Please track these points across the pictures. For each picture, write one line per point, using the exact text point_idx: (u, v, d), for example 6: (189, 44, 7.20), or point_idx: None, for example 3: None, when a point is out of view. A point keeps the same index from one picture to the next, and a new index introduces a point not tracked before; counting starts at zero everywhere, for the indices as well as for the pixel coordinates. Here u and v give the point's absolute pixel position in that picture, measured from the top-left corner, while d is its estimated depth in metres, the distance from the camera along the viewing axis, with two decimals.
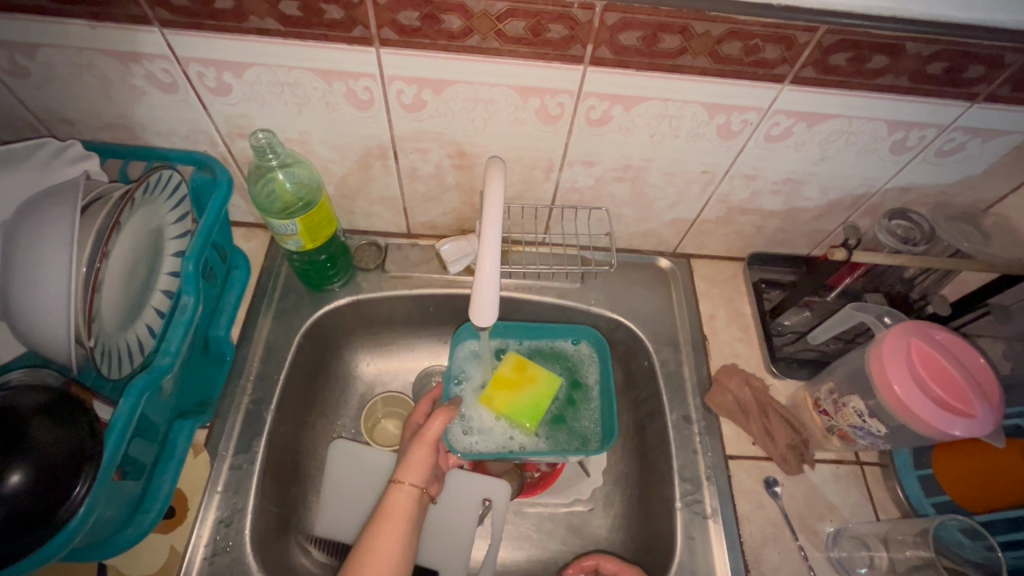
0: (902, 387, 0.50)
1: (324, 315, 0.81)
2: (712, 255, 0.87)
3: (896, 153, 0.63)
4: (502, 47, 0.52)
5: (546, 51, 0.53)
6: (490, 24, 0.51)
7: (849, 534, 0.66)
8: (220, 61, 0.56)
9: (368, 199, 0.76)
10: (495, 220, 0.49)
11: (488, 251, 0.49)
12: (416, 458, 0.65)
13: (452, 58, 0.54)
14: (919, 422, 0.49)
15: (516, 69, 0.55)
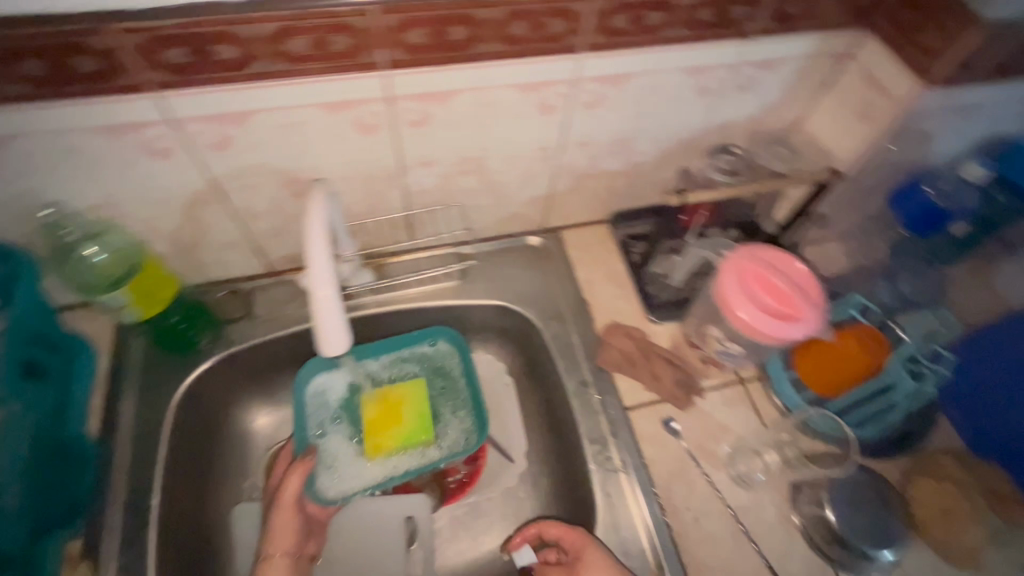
0: (746, 311, 0.57)
1: (198, 378, 0.74)
2: (577, 224, 0.91)
3: (701, 96, 0.70)
4: (293, 68, 0.51)
5: (337, 64, 0.52)
6: (273, 49, 0.49)
7: (743, 449, 0.73)
8: None
9: (209, 249, 0.71)
10: (320, 247, 0.48)
11: (317, 273, 0.49)
12: (281, 523, 0.65)
13: (241, 88, 0.51)
14: (770, 338, 0.57)
15: (317, 86, 0.53)
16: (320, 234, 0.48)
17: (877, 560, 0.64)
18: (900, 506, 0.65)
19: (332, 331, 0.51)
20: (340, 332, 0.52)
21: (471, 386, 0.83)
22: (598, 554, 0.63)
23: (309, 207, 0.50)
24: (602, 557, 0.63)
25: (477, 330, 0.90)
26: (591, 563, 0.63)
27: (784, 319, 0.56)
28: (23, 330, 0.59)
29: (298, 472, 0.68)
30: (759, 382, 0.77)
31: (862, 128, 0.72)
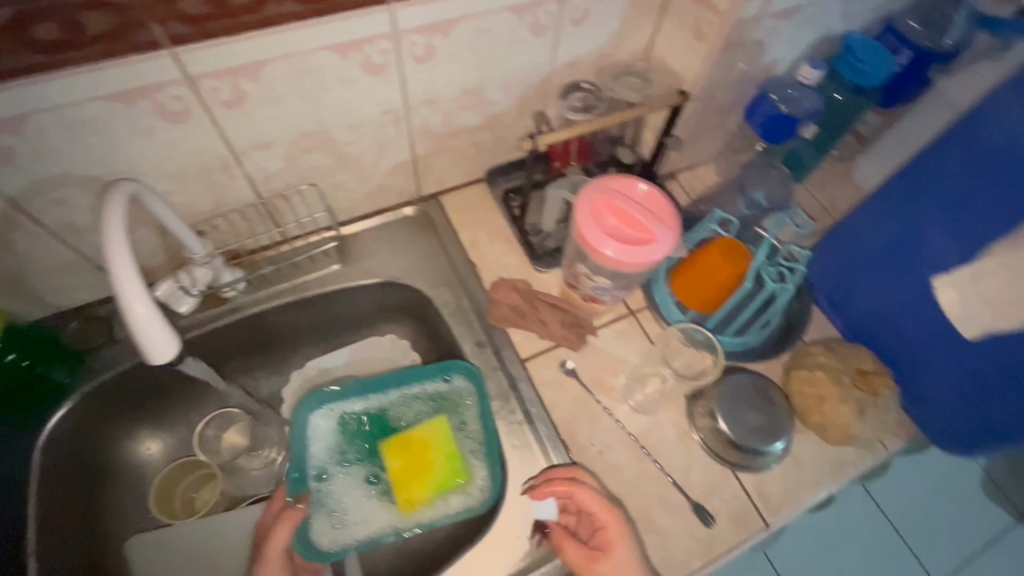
0: (603, 247, 0.57)
1: (63, 419, 0.68)
2: (455, 185, 0.89)
3: (538, 34, 0.67)
4: (56, 59, 0.45)
5: (109, 47, 0.46)
6: (16, 38, 0.42)
7: (638, 377, 0.75)
8: None
9: (40, 275, 0.64)
10: (124, 256, 0.45)
11: (128, 278, 0.45)
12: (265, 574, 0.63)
13: (3, 90, 0.45)
14: (634, 268, 0.58)
15: (95, 76, 0.48)
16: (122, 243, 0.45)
17: (769, 454, 0.68)
18: (782, 400, 0.70)
19: (155, 337, 0.47)
20: (159, 336, 0.47)
21: (484, 429, 0.73)
22: (628, 549, 0.61)
23: (105, 222, 0.46)
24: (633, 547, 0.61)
25: (370, 311, 0.88)
26: (617, 554, 0.61)
27: (640, 245, 0.57)
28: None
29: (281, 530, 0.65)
30: (649, 311, 0.79)
31: (702, 47, 0.71)
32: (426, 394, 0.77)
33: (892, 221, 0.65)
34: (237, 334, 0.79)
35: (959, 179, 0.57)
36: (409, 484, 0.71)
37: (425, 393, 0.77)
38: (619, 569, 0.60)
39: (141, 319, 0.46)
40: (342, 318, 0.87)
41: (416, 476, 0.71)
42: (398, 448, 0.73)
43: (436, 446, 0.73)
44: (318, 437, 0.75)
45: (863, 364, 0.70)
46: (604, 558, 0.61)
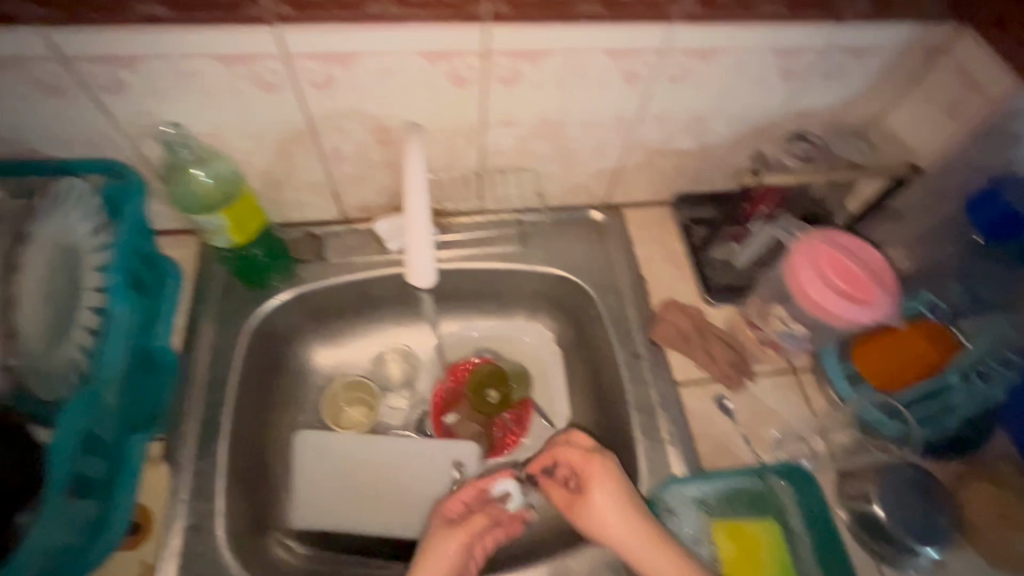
0: (814, 290, 0.59)
1: (271, 312, 0.79)
2: (642, 201, 0.90)
3: (784, 78, 0.70)
4: (402, 13, 0.53)
5: (444, 13, 0.53)
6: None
7: (791, 435, 0.74)
8: (109, 57, 0.52)
9: (294, 187, 0.74)
10: (416, 184, 0.54)
11: (415, 204, 0.54)
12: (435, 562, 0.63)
13: (351, 29, 0.53)
14: (838, 320, 0.59)
15: (421, 35, 0.55)
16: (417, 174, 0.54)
17: (919, 555, 0.64)
18: (950, 508, 0.65)
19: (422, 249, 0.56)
20: (426, 260, 0.57)
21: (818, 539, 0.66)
22: (604, 470, 0.65)
23: (405, 161, 0.53)
24: (612, 479, 0.64)
25: (526, 299, 0.91)
26: (605, 497, 0.63)
27: (851, 301, 0.59)
28: (129, 237, 0.61)
29: (484, 515, 0.66)
30: (812, 374, 0.77)
31: (952, 124, 0.72)
32: (747, 494, 0.69)
33: None
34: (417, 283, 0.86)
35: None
36: (741, 566, 0.66)
37: (753, 494, 0.69)
38: (602, 508, 0.63)
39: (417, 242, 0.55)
40: (499, 294, 0.90)
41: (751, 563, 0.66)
42: (736, 535, 0.67)
43: (768, 538, 0.67)
44: (669, 510, 0.68)
45: None
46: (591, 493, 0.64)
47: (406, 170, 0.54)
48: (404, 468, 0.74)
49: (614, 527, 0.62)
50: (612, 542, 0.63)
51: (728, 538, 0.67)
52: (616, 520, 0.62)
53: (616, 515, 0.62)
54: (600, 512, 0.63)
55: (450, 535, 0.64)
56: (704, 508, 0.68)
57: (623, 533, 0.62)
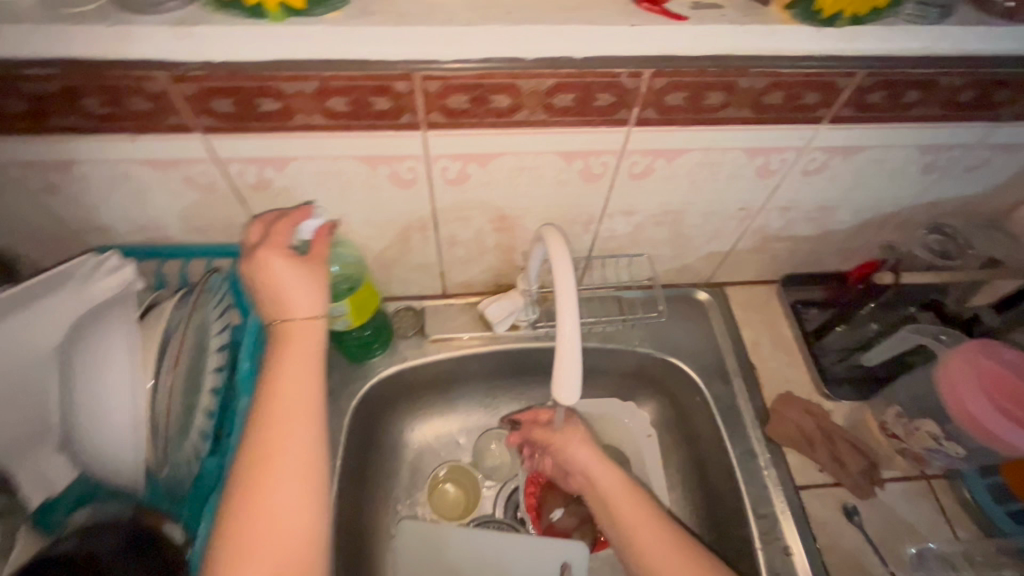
0: (975, 408, 0.55)
1: (372, 389, 0.79)
2: (746, 281, 0.87)
3: (925, 174, 0.66)
4: (550, 119, 0.52)
5: (593, 118, 0.52)
6: (540, 99, 0.50)
7: (932, 554, 0.67)
8: (261, 159, 0.53)
9: (405, 267, 0.75)
10: (569, 291, 0.47)
11: (566, 314, 0.47)
12: (300, 340, 0.52)
13: (496, 134, 0.53)
14: (999, 443, 0.55)
15: (563, 138, 0.54)
16: (568, 280, 0.47)
17: None
18: None
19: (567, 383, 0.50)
20: (576, 381, 0.50)
21: None
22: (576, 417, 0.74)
23: (556, 266, 0.48)
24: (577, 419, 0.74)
25: (625, 376, 0.88)
26: (610, 476, 0.68)
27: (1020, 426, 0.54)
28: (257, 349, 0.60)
29: (319, 261, 0.55)
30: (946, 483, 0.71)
31: None
32: None
33: None
34: (515, 361, 0.84)
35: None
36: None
37: None
38: (568, 437, 0.71)
39: (566, 351, 0.48)
40: (595, 371, 0.88)
41: None
42: None
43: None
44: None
45: None
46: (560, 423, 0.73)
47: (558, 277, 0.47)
48: (522, 563, 0.71)
49: (585, 464, 0.70)
50: (591, 479, 0.69)
51: None
52: (586, 459, 0.70)
53: (597, 471, 0.69)
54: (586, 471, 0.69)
55: (268, 250, 0.53)
56: None
57: (610, 492, 0.67)
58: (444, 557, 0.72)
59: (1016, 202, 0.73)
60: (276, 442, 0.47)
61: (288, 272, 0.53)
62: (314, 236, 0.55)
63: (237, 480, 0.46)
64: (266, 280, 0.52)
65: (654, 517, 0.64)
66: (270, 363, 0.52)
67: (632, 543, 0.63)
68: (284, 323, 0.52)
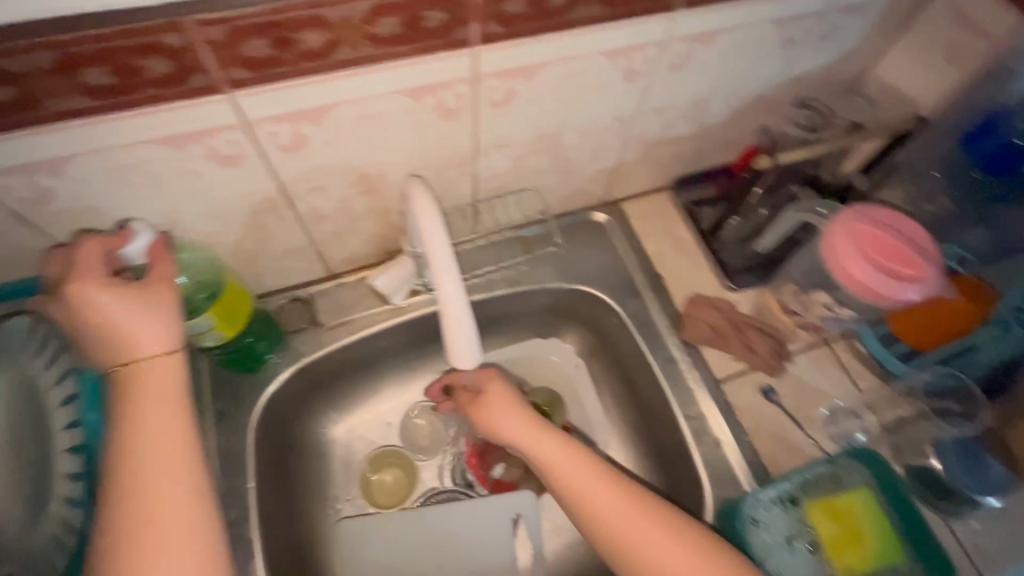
0: (857, 268, 0.55)
1: (274, 396, 0.71)
2: (640, 192, 0.85)
3: (784, 47, 0.64)
4: (377, 52, 0.44)
5: (429, 44, 0.45)
6: (359, 30, 0.42)
7: (840, 410, 0.72)
8: (26, 165, 0.42)
9: (270, 257, 0.66)
10: (439, 242, 0.44)
11: (442, 266, 0.44)
12: (155, 383, 0.47)
13: (323, 81, 0.44)
14: (883, 298, 0.55)
15: (402, 72, 0.47)
16: (436, 229, 0.44)
17: (983, 506, 0.63)
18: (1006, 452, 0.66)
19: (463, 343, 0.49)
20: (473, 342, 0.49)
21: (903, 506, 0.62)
22: (487, 371, 0.71)
23: (420, 220, 0.45)
24: (489, 373, 0.71)
25: (542, 314, 0.85)
26: (549, 442, 0.64)
27: (897, 279, 0.55)
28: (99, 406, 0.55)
29: (164, 281, 0.49)
30: (844, 341, 0.75)
31: (953, 70, 0.68)
32: (828, 477, 0.64)
33: None
34: (425, 329, 0.78)
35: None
36: (843, 554, 0.60)
37: (829, 476, 0.64)
38: (494, 400, 0.68)
39: (453, 306, 0.46)
40: (508, 317, 0.84)
41: (852, 547, 0.60)
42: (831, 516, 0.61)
43: (858, 509, 0.62)
44: (753, 521, 0.62)
45: None
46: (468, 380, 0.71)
47: (423, 229, 0.44)
48: (467, 523, 0.69)
49: (508, 429, 0.66)
50: (522, 445, 0.65)
51: (825, 524, 0.61)
52: (506, 418, 0.66)
53: (523, 432, 0.65)
54: (507, 432, 0.66)
55: (83, 282, 0.46)
56: (790, 502, 0.62)
57: (549, 457, 0.63)
58: (390, 542, 0.70)
59: (868, 62, 0.74)
60: (167, 509, 0.43)
61: (119, 306, 0.46)
62: (148, 254, 0.48)
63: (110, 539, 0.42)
64: (101, 328, 0.46)
65: (606, 479, 0.60)
66: (125, 415, 0.46)
67: (586, 509, 0.59)
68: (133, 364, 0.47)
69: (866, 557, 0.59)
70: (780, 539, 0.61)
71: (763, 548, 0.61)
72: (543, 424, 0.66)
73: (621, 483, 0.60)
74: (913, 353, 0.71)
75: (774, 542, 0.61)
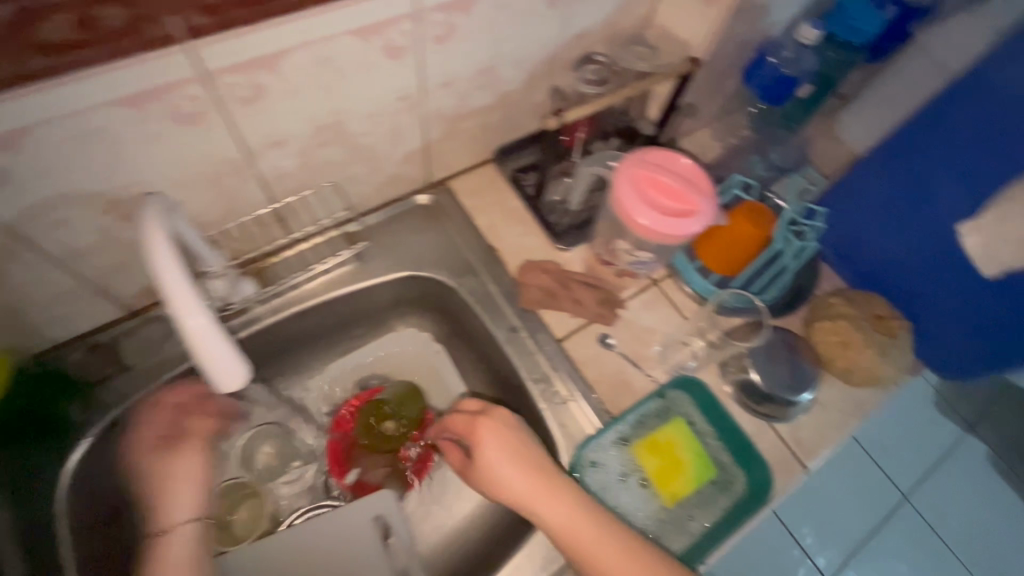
0: (641, 216, 0.58)
1: (86, 456, 0.63)
2: (464, 168, 0.85)
3: (552, 7, 0.65)
4: (60, 61, 0.40)
5: (124, 47, 0.41)
6: (21, 41, 0.37)
7: (673, 344, 0.77)
8: None
9: (38, 305, 0.58)
10: (179, 282, 0.42)
11: (183, 302, 0.42)
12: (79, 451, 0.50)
13: (10, 101, 0.40)
14: (673, 237, 0.58)
15: (109, 79, 0.43)
16: (170, 265, 0.41)
17: (798, 403, 0.72)
18: (809, 351, 0.74)
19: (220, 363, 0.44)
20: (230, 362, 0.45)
21: (716, 425, 0.71)
22: (499, 423, 0.66)
23: (152, 259, 0.41)
24: (498, 430, 0.65)
25: (386, 308, 0.85)
26: (551, 508, 0.60)
27: (679, 216, 0.58)
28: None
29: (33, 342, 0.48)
30: (671, 279, 0.81)
31: (711, 11, 0.71)
32: (652, 413, 0.70)
33: (898, 176, 0.72)
34: (254, 346, 0.75)
35: (960, 136, 0.64)
36: (671, 482, 0.67)
37: (653, 412, 0.70)
38: (488, 457, 0.64)
39: (203, 338, 0.44)
40: (355, 316, 0.83)
41: (674, 470, 0.68)
42: (654, 448, 0.68)
43: (682, 440, 0.69)
44: (592, 465, 0.67)
45: (878, 309, 0.75)
46: (482, 445, 0.65)
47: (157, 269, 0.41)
48: (333, 534, 0.68)
49: (526, 494, 0.61)
50: (522, 505, 0.62)
51: (651, 456, 0.68)
52: (521, 477, 0.62)
53: (532, 488, 0.62)
54: (518, 489, 0.62)
55: None
56: (620, 444, 0.68)
57: (560, 522, 0.59)
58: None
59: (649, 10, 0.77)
60: None
61: None
62: None
63: None
64: None
65: (620, 547, 0.58)
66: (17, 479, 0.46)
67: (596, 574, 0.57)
68: None
69: (689, 481, 0.67)
70: (615, 478, 0.67)
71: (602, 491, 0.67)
72: (558, 476, 0.62)
73: (636, 547, 0.58)
74: (725, 278, 0.78)
75: (610, 483, 0.67)
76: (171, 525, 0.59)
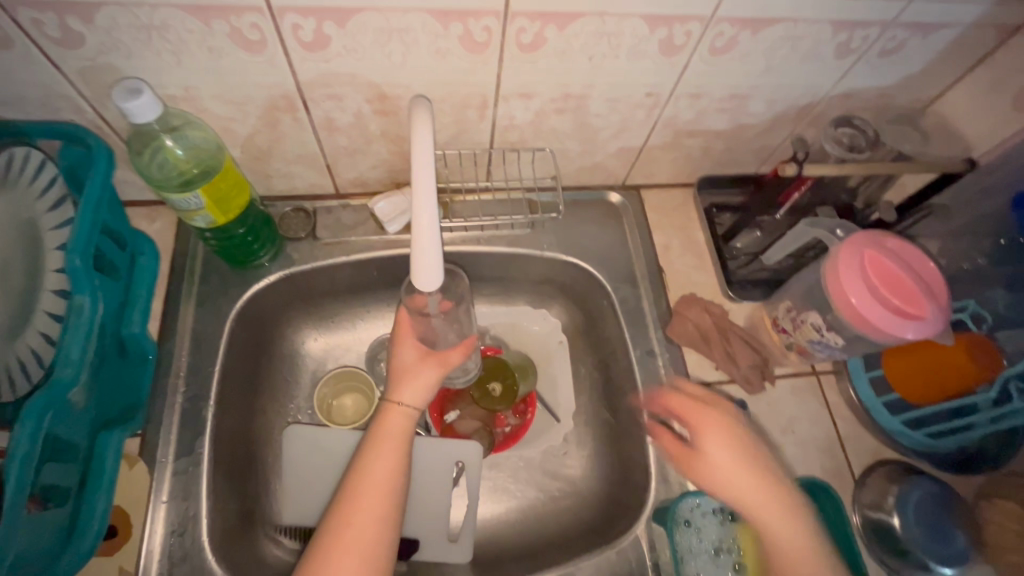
0: (858, 298, 0.52)
1: (258, 293, 0.72)
2: (661, 183, 0.84)
3: (839, 56, 0.62)
4: None
5: None
6: None
7: (810, 444, 0.70)
8: (58, 2, 0.45)
9: (283, 159, 0.67)
10: (427, 179, 0.43)
11: (423, 200, 0.43)
12: (392, 426, 0.60)
13: None
14: (881, 335, 0.52)
15: None
16: (428, 178, 0.43)
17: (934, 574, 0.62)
18: (970, 526, 0.64)
19: (428, 265, 0.46)
20: (434, 265, 0.46)
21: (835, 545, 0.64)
22: (732, 435, 0.60)
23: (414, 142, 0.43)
24: (731, 433, 0.60)
25: (534, 283, 0.86)
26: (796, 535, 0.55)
27: (902, 316, 0.51)
28: (92, 211, 0.54)
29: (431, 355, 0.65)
30: (834, 376, 0.73)
31: (1015, 117, 0.64)
32: None
33: None
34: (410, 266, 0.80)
35: None
36: None
37: None
38: (728, 472, 0.58)
39: (423, 241, 0.45)
40: (508, 278, 0.86)
41: None
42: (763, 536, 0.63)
43: None
44: (685, 523, 0.63)
45: None
46: (704, 454, 0.60)
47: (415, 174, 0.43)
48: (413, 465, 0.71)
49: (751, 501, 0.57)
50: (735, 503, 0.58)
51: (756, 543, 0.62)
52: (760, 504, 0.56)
53: (757, 498, 0.57)
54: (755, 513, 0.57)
55: (404, 346, 0.66)
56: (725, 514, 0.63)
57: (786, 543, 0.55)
58: (329, 456, 0.70)
59: (932, 95, 0.70)
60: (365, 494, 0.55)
61: (407, 386, 0.63)
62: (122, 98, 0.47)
63: (340, 504, 0.55)
64: (402, 377, 0.63)
65: None
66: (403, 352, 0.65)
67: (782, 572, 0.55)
68: (386, 404, 0.62)
69: None
70: (704, 544, 0.63)
71: (689, 549, 0.62)
72: (775, 477, 0.58)
73: None
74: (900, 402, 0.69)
75: (698, 546, 0.62)
76: (397, 400, 0.62)
